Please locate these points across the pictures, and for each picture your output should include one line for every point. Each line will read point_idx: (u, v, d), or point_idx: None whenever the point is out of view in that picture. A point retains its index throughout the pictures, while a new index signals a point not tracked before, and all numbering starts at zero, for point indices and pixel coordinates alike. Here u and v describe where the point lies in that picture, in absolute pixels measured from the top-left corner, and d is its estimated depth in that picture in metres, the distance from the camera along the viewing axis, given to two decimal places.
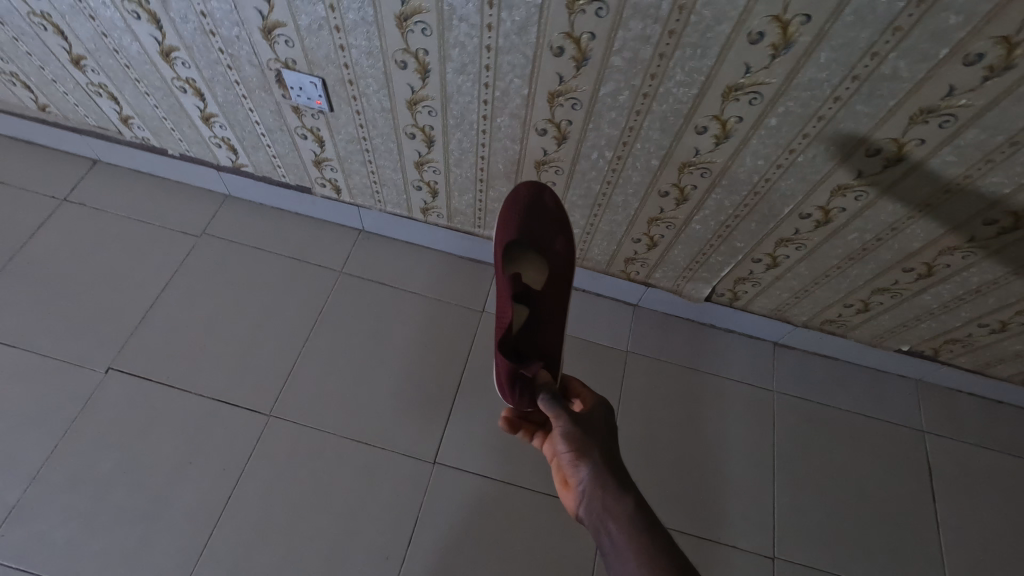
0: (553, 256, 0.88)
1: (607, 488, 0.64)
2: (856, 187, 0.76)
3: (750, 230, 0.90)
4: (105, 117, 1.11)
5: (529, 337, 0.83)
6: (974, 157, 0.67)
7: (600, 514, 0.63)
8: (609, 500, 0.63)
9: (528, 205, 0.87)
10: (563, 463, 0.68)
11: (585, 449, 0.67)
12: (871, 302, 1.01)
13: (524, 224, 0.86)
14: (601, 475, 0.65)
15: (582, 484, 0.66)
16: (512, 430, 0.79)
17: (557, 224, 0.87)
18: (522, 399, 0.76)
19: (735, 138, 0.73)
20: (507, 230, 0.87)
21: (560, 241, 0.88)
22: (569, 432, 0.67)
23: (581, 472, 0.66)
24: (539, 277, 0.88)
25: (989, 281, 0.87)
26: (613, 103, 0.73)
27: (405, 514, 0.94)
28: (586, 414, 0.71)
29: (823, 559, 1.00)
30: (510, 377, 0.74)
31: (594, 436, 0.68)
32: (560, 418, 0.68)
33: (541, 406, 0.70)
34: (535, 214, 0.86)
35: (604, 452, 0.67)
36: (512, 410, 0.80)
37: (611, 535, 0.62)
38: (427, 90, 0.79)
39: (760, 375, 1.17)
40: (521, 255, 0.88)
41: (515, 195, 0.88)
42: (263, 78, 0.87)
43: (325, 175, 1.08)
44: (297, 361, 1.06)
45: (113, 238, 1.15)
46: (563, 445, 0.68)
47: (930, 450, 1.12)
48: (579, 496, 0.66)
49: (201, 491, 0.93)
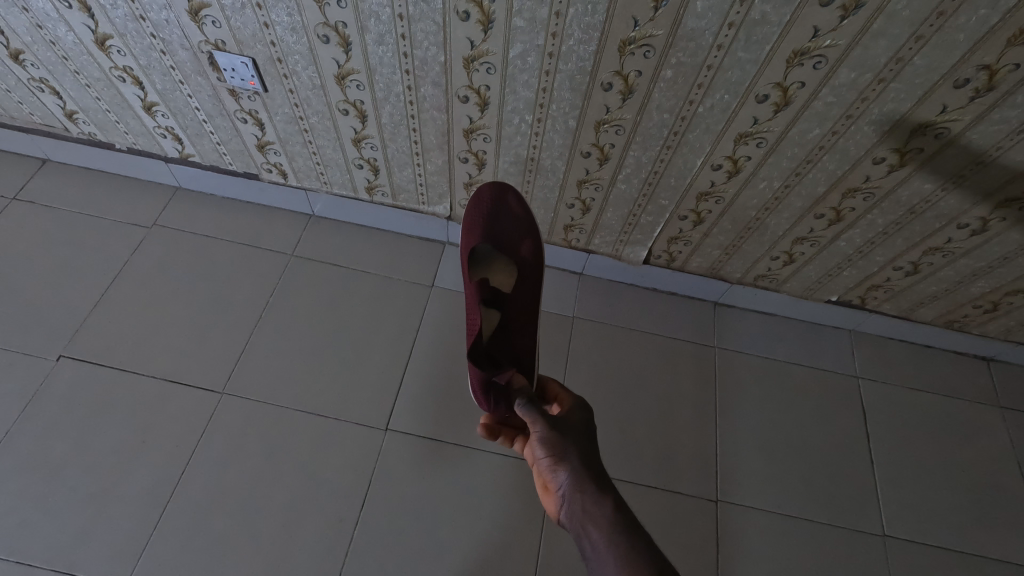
0: (521, 259, 0.89)
1: (586, 492, 0.61)
2: (755, 135, 0.83)
3: (672, 187, 0.96)
4: (49, 113, 1.13)
5: (500, 342, 0.83)
6: (850, 98, 0.75)
7: (580, 520, 0.60)
8: (589, 503, 0.60)
9: (491, 209, 0.90)
10: (543, 467, 0.66)
11: (564, 451, 0.64)
12: (794, 254, 1.06)
13: (489, 228, 0.90)
14: (581, 478, 0.62)
15: (562, 488, 0.63)
16: (492, 437, 0.78)
17: (521, 228, 0.90)
18: (499, 405, 0.74)
19: (637, 92, 0.80)
20: (472, 235, 0.90)
21: (526, 245, 0.89)
22: (547, 435, 0.65)
23: (560, 476, 0.64)
24: (508, 280, 0.90)
25: (893, 222, 0.93)
26: (524, 65, 0.80)
27: (358, 474, 0.97)
28: (566, 417, 0.68)
29: (763, 497, 1.02)
30: (484, 386, 0.73)
31: (574, 438, 0.65)
32: (537, 424, 0.66)
33: (518, 412, 0.68)
34: (498, 219, 0.90)
35: (585, 456, 0.64)
36: (492, 416, 0.80)
37: (592, 541, 0.58)
38: (352, 64, 0.85)
39: (703, 335, 1.20)
40: (490, 258, 0.91)
41: (479, 198, 0.91)
42: (197, 62, 0.91)
43: (269, 159, 1.12)
44: (243, 347, 1.08)
45: (48, 241, 1.15)
46: (541, 449, 0.66)
47: (863, 392, 1.16)
48: (560, 501, 0.63)
49: (143, 473, 0.94)
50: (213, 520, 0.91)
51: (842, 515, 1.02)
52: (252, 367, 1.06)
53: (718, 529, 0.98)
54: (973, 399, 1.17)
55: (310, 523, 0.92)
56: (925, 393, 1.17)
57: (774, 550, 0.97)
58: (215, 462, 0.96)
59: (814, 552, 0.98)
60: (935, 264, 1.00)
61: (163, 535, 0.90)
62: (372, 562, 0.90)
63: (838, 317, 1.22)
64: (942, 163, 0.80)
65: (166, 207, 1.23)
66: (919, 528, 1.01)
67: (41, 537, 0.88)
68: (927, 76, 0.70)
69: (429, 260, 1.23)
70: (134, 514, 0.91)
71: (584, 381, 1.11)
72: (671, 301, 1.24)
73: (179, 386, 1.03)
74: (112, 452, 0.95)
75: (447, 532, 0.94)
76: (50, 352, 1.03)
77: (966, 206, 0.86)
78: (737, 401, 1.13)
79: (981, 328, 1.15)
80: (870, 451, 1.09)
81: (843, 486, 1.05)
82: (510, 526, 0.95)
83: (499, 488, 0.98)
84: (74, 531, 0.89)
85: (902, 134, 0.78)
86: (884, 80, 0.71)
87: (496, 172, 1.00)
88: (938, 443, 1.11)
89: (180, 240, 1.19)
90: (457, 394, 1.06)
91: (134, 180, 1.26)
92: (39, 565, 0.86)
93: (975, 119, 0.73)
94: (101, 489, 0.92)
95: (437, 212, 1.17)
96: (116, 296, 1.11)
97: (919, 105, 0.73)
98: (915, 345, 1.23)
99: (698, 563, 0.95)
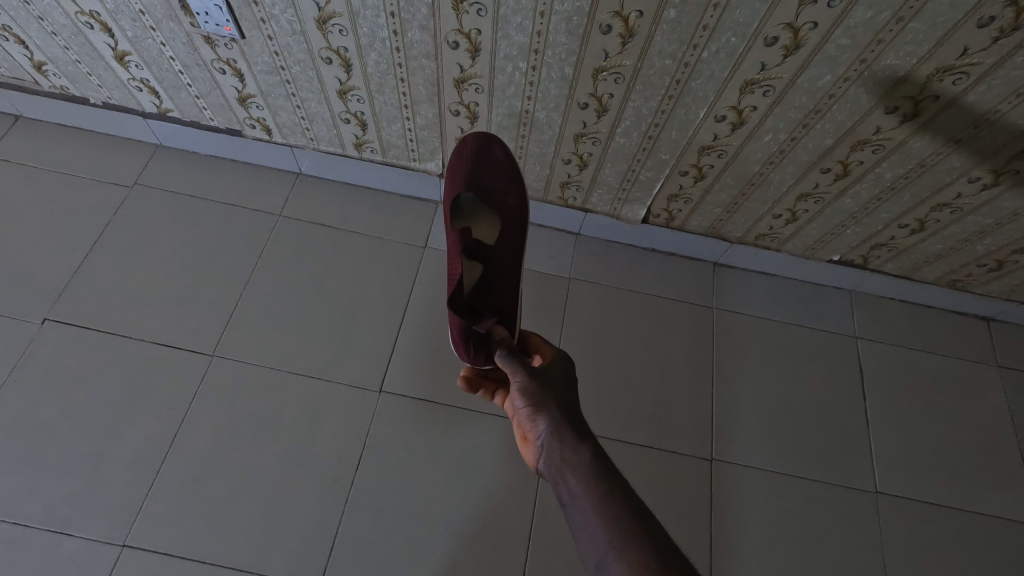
0: (505, 210, 0.87)
1: (565, 441, 0.60)
2: (762, 82, 0.79)
3: (674, 140, 0.91)
4: (16, 65, 1.07)
5: (482, 295, 0.80)
6: (865, 40, 0.71)
7: (558, 468, 0.59)
8: (567, 452, 0.59)
9: (475, 157, 0.87)
10: (522, 418, 0.65)
11: (543, 401, 0.63)
12: (797, 211, 1.03)
13: (474, 178, 0.87)
14: (559, 427, 0.61)
15: (541, 438, 0.62)
16: (471, 389, 0.77)
17: (506, 177, 0.87)
18: (478, 355, 0.72)
19: (638, 35, 0.76)
20: (456, 183, 0.88)
21: (512, 196, 0.87)
22: (526, 385, 0.64)
23: (539, 426, 0.63)
24: (491, 232, 0.87)
25: (902, 176, 0.89)
26: (517, 6, 0.75)
27: (353, 435, 0.96)
28: (548, 369, 0.67)
29: (758, 455, 1.02)
30: (464, 333, 0.71)
31: (554, 388, 0.64)
32: (518, 374, 0.65)
33: (498, 361, 0.66)
34: (483, 168, 0.87)
35: (564, 406, 0.63)
36: (472, 369, 0.78)
37: (570, 488, 0.57)
38: (333, 6, 0.80)
39: (701, 296, 1.18)
40: (472, 209, 0.87)
41: (463, 147, 0.89)
42: (169, 6, 0.86)
43: (252, 114, 1.07)
44: (232, 310, 1.05)
45: (26, 202, 1.11)
46: (521, 399, 0.65)
47: (861, 352, 1.15)
48: (538, 451, 0.62)
49: (135, 437, 0.93)
50: (208, 480, 0.91)
51: (836, 472, 1.02)
52: (242, 329, 1.04)
53: (713, 487, 0.99)
54: (971, 358, 1.16)
55: (305, 483, 0.92)
56: (923, 353, 1.16)
57: (767, 506, 0.98)
58: (208, 425, 0.95)
59: (808, 507, 0.99)
60: (943, 220, 0.97)
61: (157, 496, 0.90)
62: (369, 520, 0.91)
63: (840, 276, 1.19)
64: (959, 111, 0.76)
65: (147, 166, 1.19)
66: (912, 484, 1.02)
67: (37, 498, 0.88)
68: (949, 14, 0.66)
69: (422, 219, 1.19)
70: (129, 475, 0.91)
71: (581, 342, 1.10)
72: (670, 262, 1.21)
73: (169, 349, 1.01)
74: (103, 416, 0.94)
75: (442, 490, 0.94)
76: (34, 316, 1.01)
77: (979, 158, 0.83)
78: (735, 361, 1.11)
79: (986, 287, 1.13)
80: (867, 410, 1.09)
81: (838, 444, 1.05)
82: (506, 485, 0.95)
83: (495, 449, 0.98)
84: (70, 493, 0.89)
85: (918, 82, 0.74)
86: (903, 19, 0.67)
87: (489, 126, 0.96)
88: (934, 402, 1.11)
89: (163, 199, 1.15)
90: (452, 355, 1.05)
91: (113, 138, 1.21)
92: (36, 526, 0.86)
93: (997, 61, 0.69)
94: (94, 452, 0.92)
95: (428, 169, 1.12)
96: (99, 258, 1.08)
97: (940, 47, 0.69)
98: (916, 305, 1.21)
99: (692, 520, 0.96)
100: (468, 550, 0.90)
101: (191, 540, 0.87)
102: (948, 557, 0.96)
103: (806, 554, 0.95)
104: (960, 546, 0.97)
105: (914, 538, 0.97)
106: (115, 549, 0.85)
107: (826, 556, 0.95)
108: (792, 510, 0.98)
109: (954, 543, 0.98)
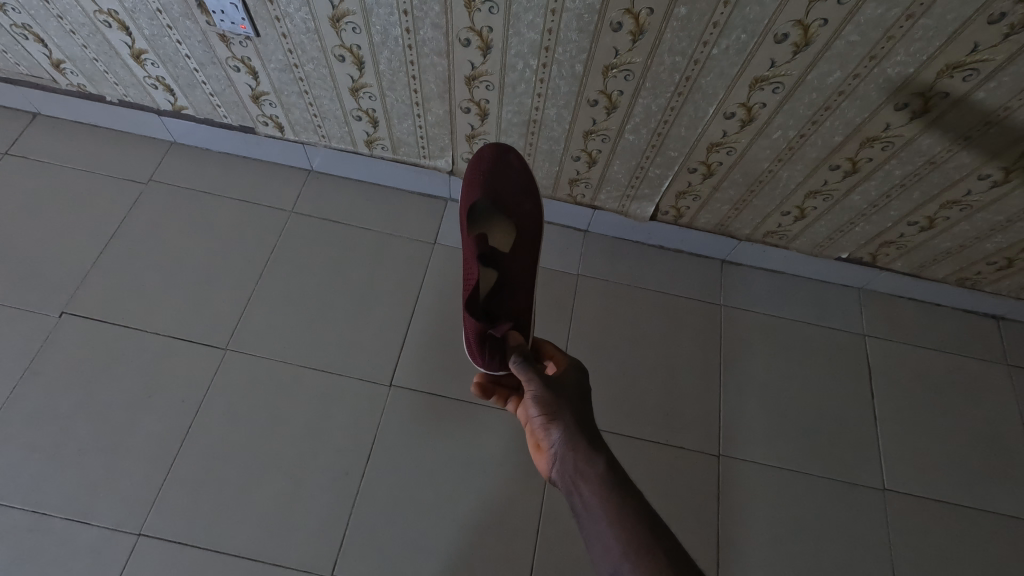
0: (518, 219, 0.88)
1: (579, 451, 0.61)
2: (771, 79, 0.79)
3: (683, 137, 0.92)
4: (34, 61, 1.09)
5: (498, 300, 0.80)
6: (875, 37, 0.71)
7: (572, 478, 0.60)
8: (581, 462, 0.60)
9: (492, 167, 0.89)
10: (536, 426, 0.66)
11: (557, 410, 0.64)
12: (806, 209, 1.03)
13: (489, 186, 0.88)
14: (573, 436, 0.62)
15: (555, 447, 0.63)
16: (484, 395, 0.78)
17: (522, 187, 0.89)
18: (492, 360, 0.73)
19: (648, 32, 0.76)
20: (473, 191, 0.89)
21: (526, 205, 0.89)
22: (540, 394, 0.65)
23: (553, 435, 0.64)
24: (506, 240, 0.88)
25: (911, 174, 0.89)
26: (528, 4, 0.76)
27: (364, 429, 0.98)
28: (561, 376, 0.68)
29: (765, 452, 1.03)
30: (479, 338, 0.71)
31: (567, 396, 0.65)
32: (532, 382, 0.66)
33: (513, 368, 0.67)
34: (498, 177, 0.89)
35: (578, 414, 0.64)
36: (485, 375, 0.79)
37: (584, 498, 0.58)
38: (347, 5, 0.82)
39: (709, 293, 1.19)
40: (489, 216, 0.88)
41: (480, 158, 0.91)
42: (186, 5, 0.87)
43: (264, 112, 1.09)
44: (246, 304, 1.07)
45: (45, 197, 1.14)
46: (534, 407, 0.65)
47: (870, 350, 1.15)
48: (552, 460, 0.63)
49: (151, 427, 0.95)
50: (221, 469, 0.93)
51: (844, 469, 1.03)
52: (255, 323, 1.05)
53: (721, 482, 1.00)
54: (979, 356, 1.16)
55: (318, 474, 0.94)
56: (932, 351, 1.16)
57: (773, 500, 0.99)
58: (221, 418, 0.97)
59: (815, 505, 0.99)
60: (952, 219, 0.97)
61: (171, 483, 0.91)
62: (378, 511, 0.92)
63: (848, 274, 1.19)
64: (969, 108, 0.76)
65: (161, 163, 1.20)
66: (919, 479, 1.03)
67: (54, 486, 0.90)
68: (958, 11, 0.66)
69: (431, 217, 1.20)
70: (144, 465, 0.92)
71: (588, 338, 1.10)
72: (678, 259, 1.22)
73: (183, 342, 1.02)
74: (118, 406, 0.96)
75: (451, 482, 0.95)
76: (50, 308, 1.03)
77: (991, 155, 0.83)
78: (744, 359, 1.12)
79: (997, 284, 1.12)
80: (875, 408, 1.09)
81: (847, 441, 1.05)
82: (515, 480, 0.96)
83: (503, 443, 0.99)
84: (86, 481, 0.91)
85: (928, 78, 0.74)
86: (914, 15, 0.67)
87: (499, 123, 0.97)
88: (942, 399, 1.11)
89: (177, 195, 1.17)
90: (462, 350, 1.06)
91: (128, 135, 1.23)
92: (55, 514, 0.88)
93: (1008, 58, 0.70)
94: (111, 441, 0.94)
95: (438, 166, 1.13)
96: (114, 253, 1.09)
97: (950, 42, 0.69)
98: (925, 303, 1.21)
99: (698, 514, 0.97)
100: (477, 541, 0.91)
101: (204, 527, 0.89)
102: (955, 553, 0.96)
103: (813, 552, 0.96)
104: (966, 542, 0.98)
105: (920, 535, 0.98)
106: (131, 536, 0.87)
107: (833, 549, 0.96)
108: (799, 505, 0.99)
109: (962, 540, 0.98)
